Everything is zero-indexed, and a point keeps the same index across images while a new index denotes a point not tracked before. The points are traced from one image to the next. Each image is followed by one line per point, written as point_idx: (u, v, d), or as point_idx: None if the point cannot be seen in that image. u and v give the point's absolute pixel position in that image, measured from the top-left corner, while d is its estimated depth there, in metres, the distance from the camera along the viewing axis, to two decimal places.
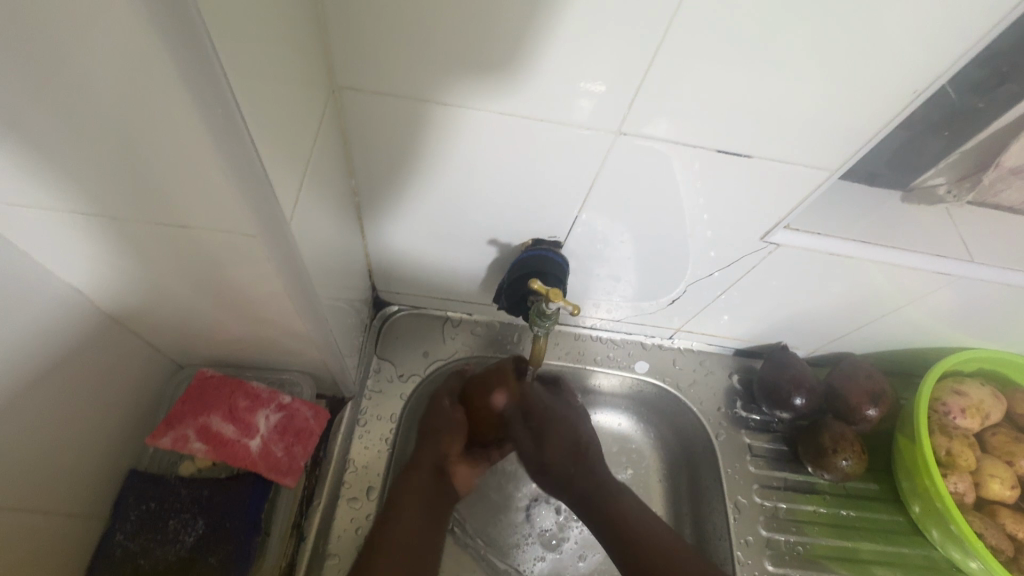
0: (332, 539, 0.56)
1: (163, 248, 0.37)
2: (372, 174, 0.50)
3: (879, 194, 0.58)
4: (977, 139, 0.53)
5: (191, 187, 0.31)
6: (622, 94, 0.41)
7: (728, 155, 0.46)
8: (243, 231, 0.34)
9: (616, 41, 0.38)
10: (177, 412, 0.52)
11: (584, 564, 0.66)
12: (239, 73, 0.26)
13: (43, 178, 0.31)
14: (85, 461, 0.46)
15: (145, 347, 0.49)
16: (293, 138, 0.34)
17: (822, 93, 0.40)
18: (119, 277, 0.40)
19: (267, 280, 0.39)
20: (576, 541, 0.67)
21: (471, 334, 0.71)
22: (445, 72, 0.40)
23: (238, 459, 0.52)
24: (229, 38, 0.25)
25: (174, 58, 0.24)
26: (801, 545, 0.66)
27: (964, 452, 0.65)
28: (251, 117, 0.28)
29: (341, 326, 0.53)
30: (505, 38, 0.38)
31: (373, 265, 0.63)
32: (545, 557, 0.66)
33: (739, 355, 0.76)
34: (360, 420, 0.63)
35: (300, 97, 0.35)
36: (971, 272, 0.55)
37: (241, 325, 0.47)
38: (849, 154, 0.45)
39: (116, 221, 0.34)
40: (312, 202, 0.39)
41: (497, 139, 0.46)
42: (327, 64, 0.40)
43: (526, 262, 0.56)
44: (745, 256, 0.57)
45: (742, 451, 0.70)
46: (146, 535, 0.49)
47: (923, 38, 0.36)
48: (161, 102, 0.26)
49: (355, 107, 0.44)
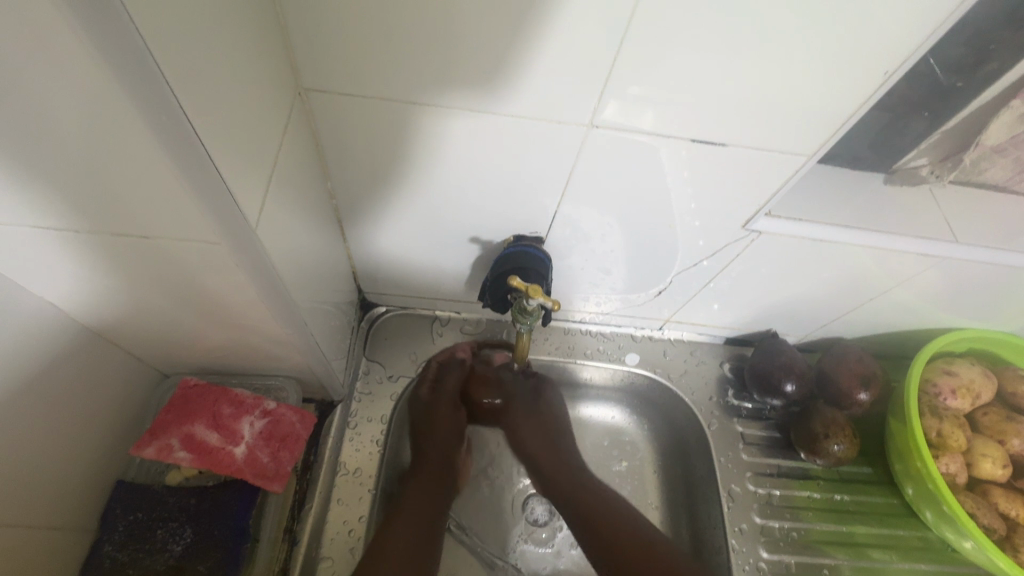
0: (325, 542, 0.57)
1: (133, 259, 0.36)
2: (347, 176, 0.50)
3: (863, 177, 0.57)
4: (958, 118, 0.53)
5: (149, 196, 0.31)
6: (594, 86, 0.41)
7: (705, 145, 0.46)
8: (207, 240, 0.34)
9: (586, 31, 0.37)
10: (160, 422, 0.51)
11: (577, 552, 0.66)
12: (185, 78, 0.26)
13: (4, 196, 0.30)
14: (71, 473, 0.46)
15: (127, 358, 0.49)
16: (255, 142, 0.34)
17: (793, 79, 0.40)
18: (94, 290, 0.40)
19: (241, 287, 0.39)
20: (568, 528, 0.68)
21: (460, 332, 0.71)
22: (410, 69, 0.40)
23: (223, 467, 0.52)
24: (172, 45, 0.25)
25: (119, 69, 0.24)
26: (796, 530, 0.66)
27: (954, 433, 0.65)
28: (199, 118, 0.28)
29: (324, 330, 0.53)
30: (473, 32, 0.37)
31: (358, 268, 0.63)
32: (537, 547, 0.66)
33: (731, 344, 0.76)
34: (350, 423, 0.63)
35: (261, 101, 0.35)
36: (958, 253, 0.55)
37: (222, 332, 0.47)
38: (824, 139, 0.44)
39: (82, 236, 0.34)
40: (280, 207, 0.39)
41: (470, 138, 0.46)
42: (291, 67, 0.40)
43: (507, 259, 0.56)
44: (729, 245, 0.57)
45: (735, 439, 0.70)
46: (134, 546, 0.49)
47: (892, 18, 0.36)
48: (109, 114, 0.26)
49: (323, 109, 0.44)
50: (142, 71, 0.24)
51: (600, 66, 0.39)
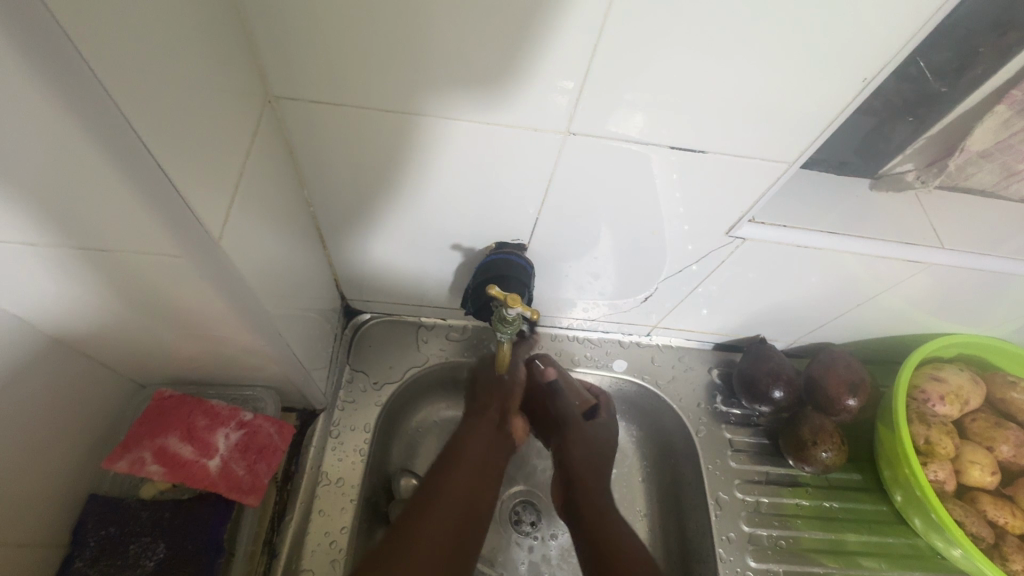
0: (305, 555, 0.55)
1: (98, 272, 0.36)
2: (326, 184, 0.49)
3: (848, 182, 0.57)
4: (941, 124, 0.52)
5: (105, 209, 0.30)
6: (572, 94, 0.40)
7: (684, 151, 0.45)
8: (169, 253, 0.33)
9: (560, 36, 0.36)
10: (133, 435, 0.50)
11: (556, 544, 0.66)
12: (135, 91, 0.26)
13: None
14: (39, 488, 0.45)
15: (101, 369, 0.48)
16: (217, 153, 0.33)
17: (768, 86, 0.39)
18: (59, 304, 0.39)
19: (211, 298, 0.38)
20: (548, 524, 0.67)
21: (445, 339, 0.70)
22: (379, 74, 0.39)
23: (197, 480, 0.51)
24: (119, 59, 0.24)
25: (63, 85, 0.23)
26: (784, 539, 0.65)
27: (942, 440, 0.64)
28: (154, 137, 0.27)
29: (303, 340, 0.53)
30: (439, 38, 0.37)
31: (340, 275, 0.63)
32: (519, 542, 0.66)
33: (719, 349, 0.76)
34: (333, 432, 0.62)
35: (225, 110, 0.34)
36: (943, 259, 0.54)
37: (198, 345, 0.46)
38: (803, 146, 0.44)
39: (43, 252, 0.33)
40: (250, 217, 0.38)
41: (446, 145, 0.45)
42: (259, 75, 0.39)
43: (489, 266, 0.55)
44: (713, 251, 0.56)
45: (723, 446, 0.70)
46: (106, 562, 0.47)
47: (866, 29, 0.35)
48: (53, 126, 0.25)
49: (295, 117, 0.43)
50: (87, 90, 0.24)
51: (576, 71, 0.39)
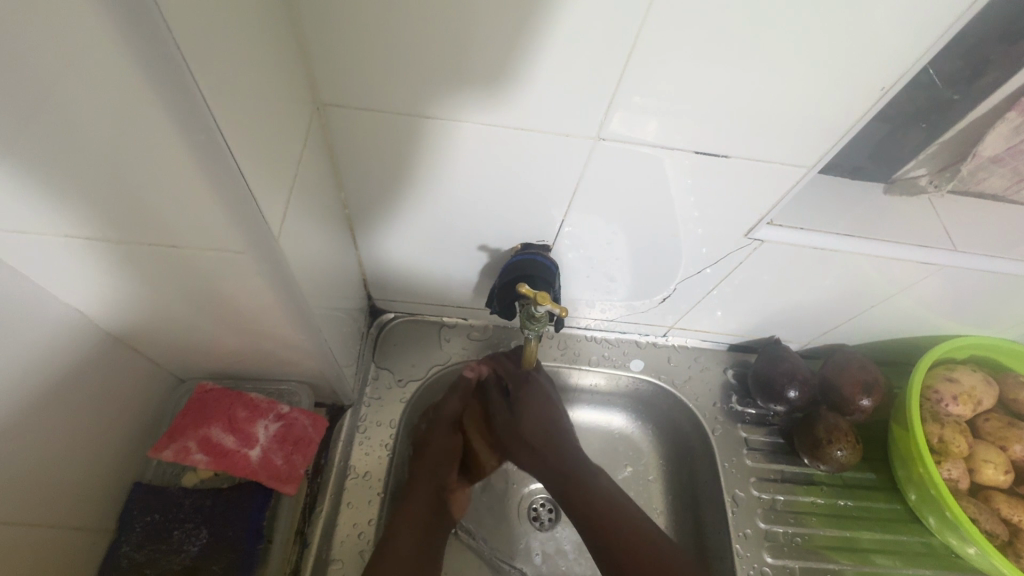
0: (335, 544, 0.57)
1: (159, 266, 0.38)
2: (363, 187, 0.52)
3: (863, 187, 0.58)
4: (955, 130, 0.54)
5: (178, 206, 0.32)
6: (600, 100, 0.42)
7: (707, 156, 0.47)
8: (230, 248, 0.36)
9: (589, 44, 0.38)
10: (177, 425, 0.53)
11: (574, 541, 0.68)
12: (219, 93, 0.28)
13: (25, 208, 0.32)
14: (90, 474, 0.47)
15: (147, 362, 0.51)
16: (279, 156, 0.35)
17: (792, 92, 0.41)
18: (119, 297, 0.41)
19: (260, 292, 0.40)
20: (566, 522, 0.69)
21: (467, 338, 0.72)
22: (422, 81, 0.41)
23: (238, 469, 0.53)
24: (208, 63, 0.27)
25: (161, 90, 0.26)
26: (800, 536, 0.66)
27: (956, 439, 0.65)
28: (233, 138, 0.29)
29: (337, 336, 0.55)
30: (481, 45, 0.39)
31: (369, 275, 0.65)
32: (535, 537, 0.68)
33: (734, 350, 0.77)
34: (359, 428, 0.64)
35: (283, 116, 0.36)
36: (957, 261, 0.56)
37: (240, 339, 0.48)
38: (823, 151, 0.46)
39: (112, 246, 0.36)
40: (299, 215, 0.40)
41: (479, 149, 0.47)
42: (309, 82, 0.42)
43: (514, 267, 0.57)
44: (732, 253, 0.58)
45: (739, 445, 0.71)
46: (150, 547, 0.49)
47: (886, 39, 0.37)
48: (142, 120, 0.27)
49: (339, 122, 0.45)
50: (184, 94, 0.26)
51: (605, 77, 0.41)
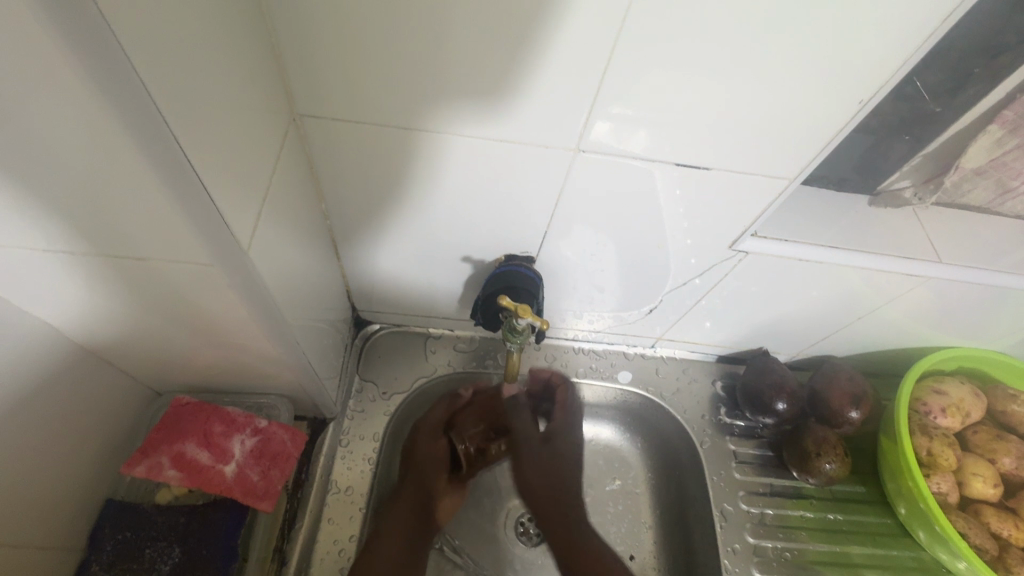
0: (314, 562, 0.56)
1: (129, 280, 0.37)
2: (342, 199, 0.51)
3: (848, 198, 0.58)
4: (939, 142, 0.54)
5: (144, 220, 0.32)
6: (580, 113, 0.42)
7: (689, 168, 0.47)
8: (200, 262, 0.35)
9: (573, 57, 0.38)
10: (152, 440, 0.52)
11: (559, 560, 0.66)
12: (178, 106, 0.27)
13: None
14: (61, 493, 0.46)
15: (120, 375, 0.50)
16: (248, 169, 0.35)
17: (771, 103, 0.41)
18: (90, 312, 0.40)
19: (234, 306, 0.40)
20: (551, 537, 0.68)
21: (453, 350, 0.71)
22: (398, 92, 0.41)
23: (213, 485, 0.52)
24: (164, 74, 0.26)
25: (118, 104, 0.25)
26: (789, 550, 0.66)
27: (944, 451, 0.65)
28: (195, 152, 0.29)
29: (317, 348, 0.54)
30: (458, 55, 0.38)
31: (352, 287, 0.64)
32: (519, 549, 0.66)
33: (723, 362, 0.77)
34: (342, 441, 0.63)
35: (256, 128, 0.36)
36: (941, 273, 0.56)
37: (216, 352, 0.47)
38: (804, 162, 0.46)
39: (78, 259, 0.35)
40: (274, 229, 0.39)
41: (459, 161, 0.47)
42: (285, 94, 0.41)
43: (499, 278, 0.57)
44: (718, 264, 0.58)
45: (728, 458, 0.70)
46: (122, 566, 0.48)
47: (862, 54, 0.37)
48: (103, 136, 0.27)
49: (316, 133, 0.45)
50: (140, 107, 0.25)
51: (586, 91, 0.41)
